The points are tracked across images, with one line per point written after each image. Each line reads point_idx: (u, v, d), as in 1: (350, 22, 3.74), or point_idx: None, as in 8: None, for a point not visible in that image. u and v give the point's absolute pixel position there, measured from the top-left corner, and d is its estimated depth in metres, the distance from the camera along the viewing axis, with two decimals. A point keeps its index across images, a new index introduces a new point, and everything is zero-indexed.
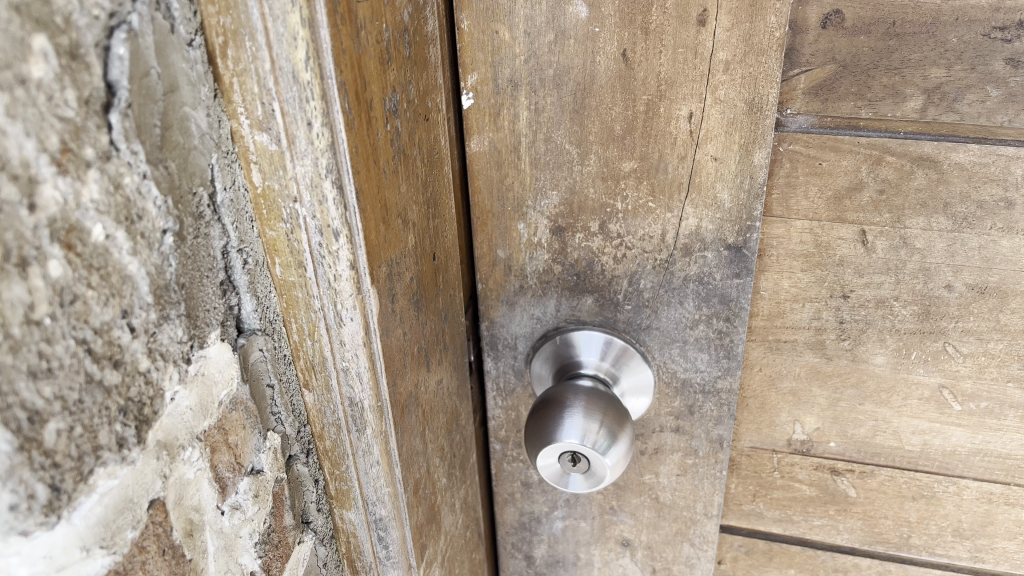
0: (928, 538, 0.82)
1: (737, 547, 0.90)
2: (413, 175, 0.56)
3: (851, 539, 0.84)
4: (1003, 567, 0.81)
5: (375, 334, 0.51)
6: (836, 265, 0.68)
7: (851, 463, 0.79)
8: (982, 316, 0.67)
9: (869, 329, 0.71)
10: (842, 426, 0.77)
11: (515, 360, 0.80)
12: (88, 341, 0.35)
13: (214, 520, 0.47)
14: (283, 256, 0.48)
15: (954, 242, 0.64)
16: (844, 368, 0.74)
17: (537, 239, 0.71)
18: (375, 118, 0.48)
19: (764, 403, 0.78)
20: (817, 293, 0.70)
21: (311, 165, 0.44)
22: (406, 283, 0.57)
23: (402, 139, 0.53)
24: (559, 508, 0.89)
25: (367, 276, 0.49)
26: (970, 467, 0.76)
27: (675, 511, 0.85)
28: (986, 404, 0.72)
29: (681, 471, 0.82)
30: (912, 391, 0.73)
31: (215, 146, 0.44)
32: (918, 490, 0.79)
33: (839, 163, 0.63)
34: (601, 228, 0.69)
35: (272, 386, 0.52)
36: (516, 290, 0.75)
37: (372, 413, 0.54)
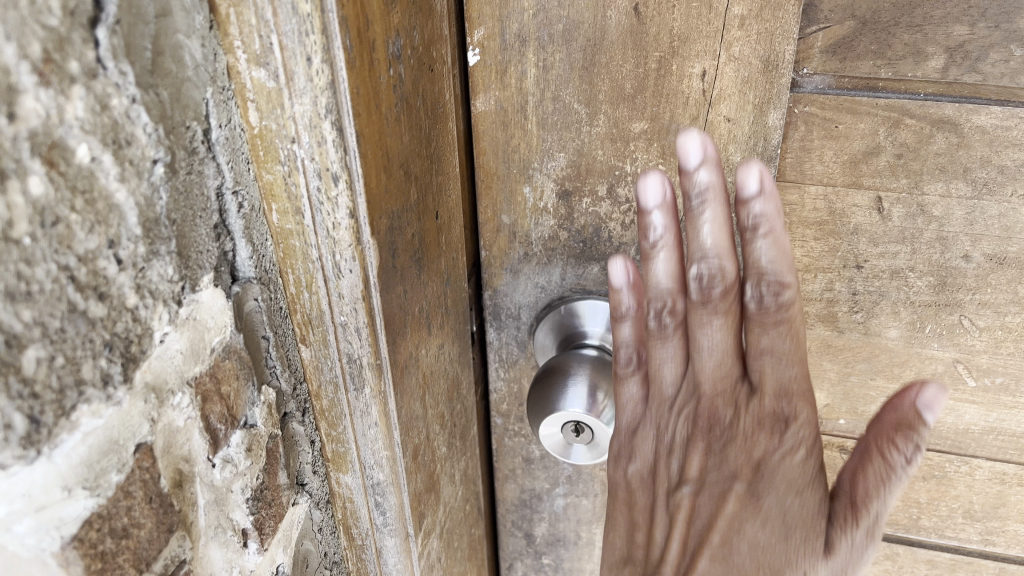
0: (938, 519, 0.80)
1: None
2: (418, 126, 0.52)
3: None
4: (1014, 550, 0.79)
5: (375, 289, 0.49)
6: (850, 233, 0.66)
7: (860, 441, 0.78)
8: (1000, 288, 0.65)
9: (883, 300, 0.69)
10: (852, 403, 0.75)
11: (518, 330, 0.78)
12: (71, 268, 0.33)
13: (205, 473, 0.45)
14: (280, 203, 0.46)
15: (973, 210, 0.63)
16: (856, 342, 0.72)
17: (543, 204, 0.70)
18: (379, 61, 0.45)
19: None
20: (830, 263, 0.68)
21: (310, 103, 0.41)
22: (408, 239, 0.54)
23: (406, 86, 0.49)
24: (562, 484, 0.88)
25: (367, 226, 0.46)
26: (984, 446, 0.74)
27: None
28: (1002, 380, 0.70)
29: None
30: (925, 365, 0.71)
31: (210, 79, 0.41)
32: (929, 470, 0.77)
33: (856, 126, 0.61)
34: (609, 192, 0.67)
35: (267, 338, 0.50)
36: (520, 257, 0.74)
37: (371, 372, 0.52)
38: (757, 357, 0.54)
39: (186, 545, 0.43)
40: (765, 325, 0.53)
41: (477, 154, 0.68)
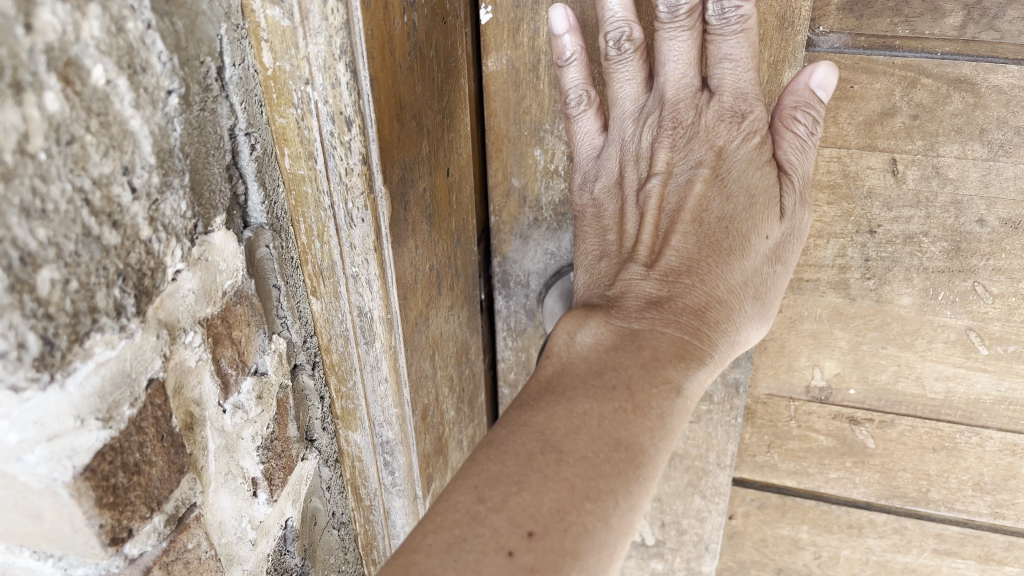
0: (947, 492, 0.80)
1: (749, 502, 0.88)
2: (429, 77, 0.51)
3: (867, 493, 0.82)
4: None
5: (386, 240, 0.49)
6: (864, 197, 0.66)
7: (870, 411, 0.77)
8: (1014, 253, 0.65)
9: (896, 267, 0.68)
10: (863, 373, 0.75)
11: (528, 299, 0.78)
12: (86, 191, 0.33)
13: (215, 418, 0.44)
14: (293, 147, 0.46)
15: (989, 172, 0.62)
16: (868, 310, 0.71)
17: (554, 166, 0.69)
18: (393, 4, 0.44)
19: (783, 347, 0.75)
20: (843, 228, 0.68)
21: (324, 43, 0.41)
22: (420, 194, 0.53)
23: (419, 35, 0.48)
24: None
25: (378, 174, 0.46)
26: (995, 417, 0.74)
27: (686, 461, 0.83)
28: (1015, 348, 0.70)
29: (695, 418, 0.80)
30: (937, 333, 0.71)
31: (224, 15, 0.40)
32: (940, 441, 0.77)
33: (872, 86, 0.61)
34: None
35: (278, 288, 0.50)
36: (529, 223, 0.73)
37: (381, 326, 0.52)
38: (717, 65, 0.58)
39: (197, 489, 0.43)
40: (726, 39, 0.57)
41: (488, 115, 0.68)
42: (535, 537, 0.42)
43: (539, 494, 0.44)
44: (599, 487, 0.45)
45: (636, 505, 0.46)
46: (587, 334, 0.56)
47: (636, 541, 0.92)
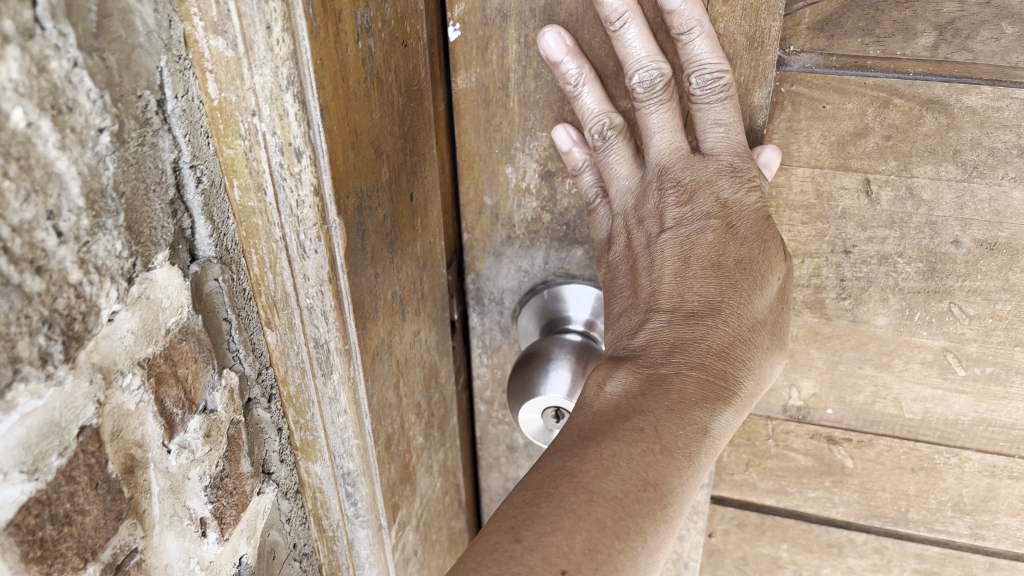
0: (926, 512, 0.79)
1: (728, 520, 0.87)
2: (386, 100, 0.51)
3: (846, 513, 0.81)
4: (1004, 545, 0.78)
5: (341, 270, 0.48)
6: (838, 217, 0.65)
7: (849, 430, 0.76)
8: (990, 274, 0.64)
9: (871, 287, 0.67)
10: (841, 392, 0.74)
11: (502, 316, 0.77)
12: (3, 240, 0.31)
13: (159, 459, 0.43)
14: (242, 178, 0.45)
15: (964, 193, 0.61)
16: (845, 330, 0.70)
17: (526, 184, 0.68)
18: (344, 31, 0.44)
19: None
20: (818, 248, 0.66)
21: (271, 74, 0.40)
22: (378, 221, 0.53)
23: (375, 61, 0.49)
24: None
25: (332, 204, 0.46)
26: (974, 438, 0.73)
27: None
28: (993, 369, 0.68)
29: None
30: (914, 354, 0.70)
31: (164, 46, 0.39)
32: (918, 461, 0.75)
33: (844, 106, 0.60)
34: None
35: (229, 321, 0.48)
36: (503, 241, 0.72)
37: (339, 357, 0.51)
38: (709, 132, 0.59)
39: (137, 535, 0.42)
40: (710, 107, 0.58)
41: (458, 133, 0.66)
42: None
43: (570, 534, 0.42)
44: (629, 526, 0.43)
45: (663, 544, 0.45)
46: (615, 383, 0.52)
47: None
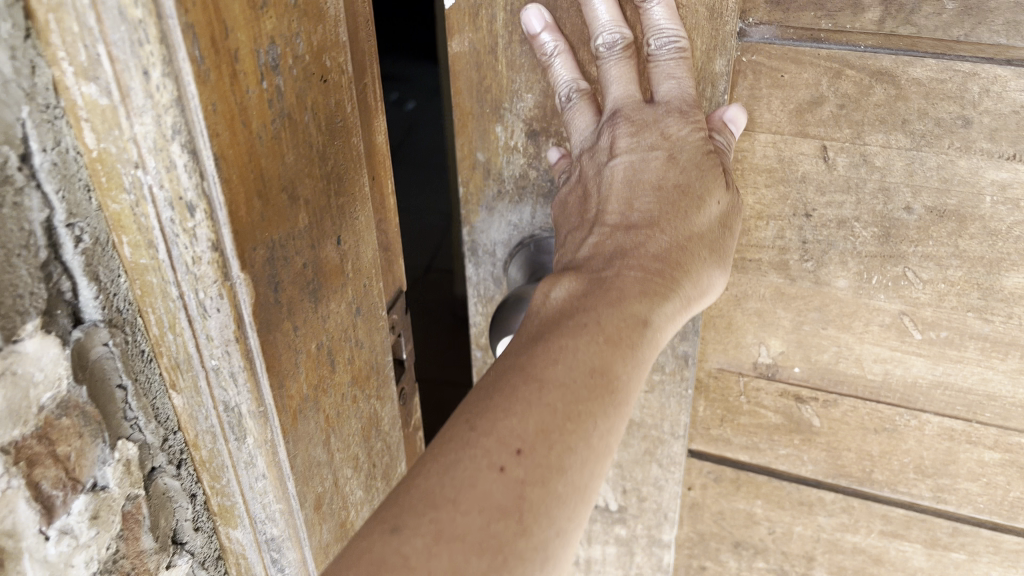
0: (890, 474, 0.82)
1: (706, 474, 0.92)
2: (306, 141, 0.52)
3: (815, 471, 0.86)
4: (965, 510, 0.81)
5: (251, 329, 0.50)
6: (799, 181, 0.69)
7: (816, 391, 0.80)
8: (941, 240, 0.68)
9: (832, 250, 0.72)
10: (807, 352, 0.78)
11: (495, 268, 0.83)
12: None
13: (34, 546, 0.49)
14: (130, 234, 0.47)
15: (913, 161, 0.65)
16: (808, 290, 0.75)
17: (514, 143, 0.75)
18: (244, 70, 0.45)
19: (730, 323, 0.80)
20: (781, 211, 0.72)
21: (152, 123, 0.42)
22: (297, 270, 0.53)
23: (286, 99, 0.49)
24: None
25: (233, 259, 0.47)
26: (932, 401, 0.76)
27: (643, 430, 0.89)
28: (947, 334, 0.72)
29: (649, 388, 0.85)
30: (873, 316, 0.74)
31: (27, 98, 0.41)
32: (880, 422, 0.80)
33: (800, 76, 0.64)
34: None
35: (124, 386, 0.52)
36: (496, 196, 0.79)
37: (253, 419, 0.54)
38: (663, 84, 0.64)
39: None
40: (664, 63, 0.63)
41: (453, 93, 0.73)
42: (523, 454, 0.44)
43: (524, 417, 0.45)
44: (580, 410, 0.46)
45: (614, 428, 0.48)
46: (560, 290, 0.56)
47: (601, 505, 0.97)
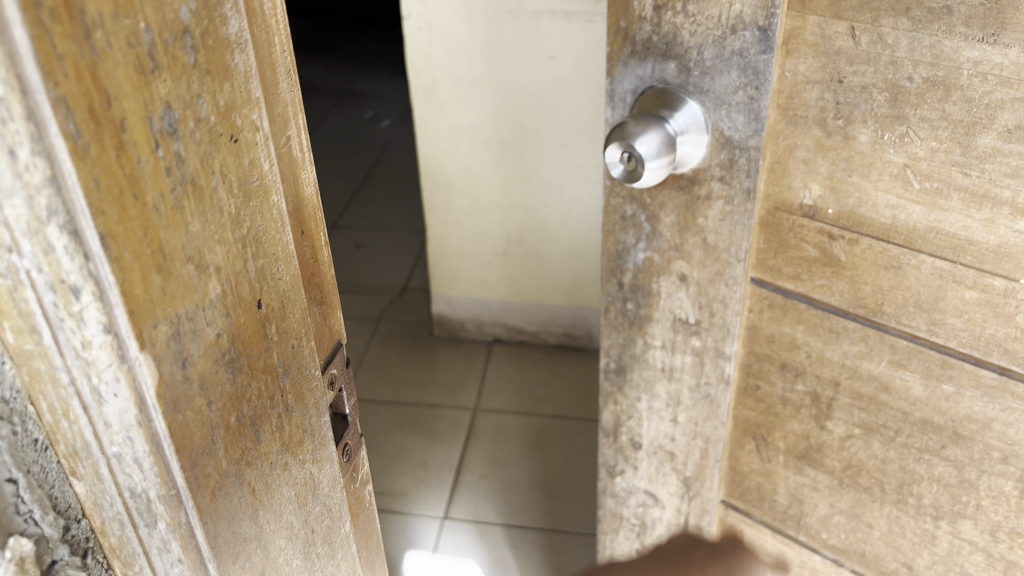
0: (896, 307, 1.06)
1: (762, 300, 1.18)
2: (213, 208, 0.50)
3: (842, 301, 1.10)
4: (951, 343, 1.03)
5: (155, 408, 0.48)
6: (835, 54, 0.96)
7: (843, 230, 1.06)
8: (932, 105, 0.92)
9: (856, 110, 0.97)
10: (840, 197, 1.04)
11: (618, 112, 1.13)
12: None
13: None
14: (12, 318, 0.45)
15: (913, 40, 0.90)
16: (837, 144, 1.01)
17: (645, 14, 1.05)
18: (133, 141, 0.43)
19: (784, 167, 1.06)
20: (822, 77, 0.98)
21: (26, 206, 0.40)
22: (208, 339, 0.51)
23: (189, 168, 0.47)
24: (647, 239, 1.21)
25: (129, 339, 0.45)
26: (926, 244, 0.99)
27: (717, 254, 1.16)
28: (938, 186, 0.95)
29: (722, 217, 1.13)
30: (885, 168, 0.98)
31: None
32: (890, 260, 1.03)
33: None
34: (683, 9, 1.02)
35: (14, 481, 0.51)
36: (627, 52, 1.09)
37: (160, 504, 0.52)
38: None
39: None
40: None
41: None
42: None
43: None
44: None
45: None
46: None
47: (681, 317, 1.25)
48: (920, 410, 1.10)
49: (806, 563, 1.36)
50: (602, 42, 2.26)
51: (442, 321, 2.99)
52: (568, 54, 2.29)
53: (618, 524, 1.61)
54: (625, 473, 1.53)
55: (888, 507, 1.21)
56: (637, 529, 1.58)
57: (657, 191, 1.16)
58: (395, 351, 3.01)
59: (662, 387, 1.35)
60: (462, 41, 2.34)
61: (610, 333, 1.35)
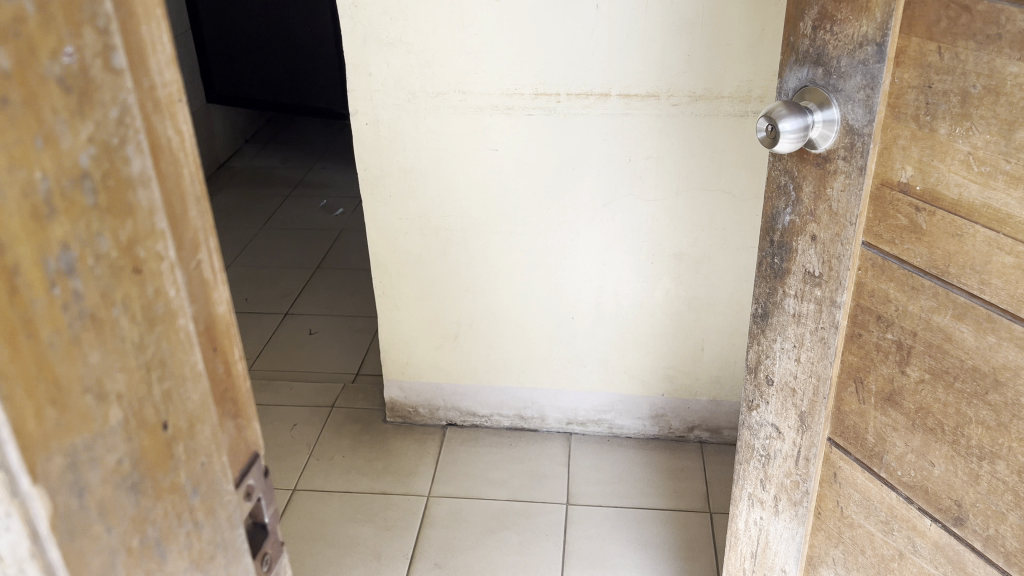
0: (960, 269, 0.78)
1: (868, 260, 0.86)
2: (116, 341, 0.33)
3: (922, 263, 0.81)
4: (1000, 303, 0.75)
5: (51, 542, 0.31)
6: (926, 66, 0.75)
7: (919, 202, 0.79)
8: (986, 111, 0.72)
9: (939, 113, 0.75)
10: (926, 170, 0.78)
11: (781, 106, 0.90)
12: None
13: None
14: None
15: (974, 55, 0.71)
16: (924, 134, 0.77)
17: (796, 11, 0.85)
18: (22, 282, 0.28)
19: (884, 148, 0.81)
20: (918, 82, 0.76)
21: None
22: (118, 468, 0.34)
23: (86, 301, 0.32)
24: (792, 202, 0.92)
25: (24, 472, 0.29)
26: (975, 213, 0.75)
27: (840, 217, 0.87)
28: (988, 169, 0.73)
29: (842, 188, 0.85)
30: (952, 151, 0.75)
31: None
32: (955, 227, 0.77)
33: (925, 11, 0.74)
34: (823, 17, 0.82)
35: None
36: (790, 60, 0.88)
37: None
38: None
39: None
40: None
41: None
42: None
43: None
44: None
45: None
46: None
47: (808, 272, 0.93)
48: (972, 358, 0.79)
49: (883, 504, 0.94)
50: (562, 136, 1.65)
51: (392, 406, 2.05)
52: (517, 146, 1.68)
53: (746, 454, 1.13)
54: (756, 403, 1.08)
55: (945, 447, 0.84)
56: (762, 461, 1.10)
57: (801, 160, 0.89)
58: (349, 435, 2.05)
59: (791, 330, 0.98)
60: (414, 133, 1.70)
61: (756, 282, 1.02)
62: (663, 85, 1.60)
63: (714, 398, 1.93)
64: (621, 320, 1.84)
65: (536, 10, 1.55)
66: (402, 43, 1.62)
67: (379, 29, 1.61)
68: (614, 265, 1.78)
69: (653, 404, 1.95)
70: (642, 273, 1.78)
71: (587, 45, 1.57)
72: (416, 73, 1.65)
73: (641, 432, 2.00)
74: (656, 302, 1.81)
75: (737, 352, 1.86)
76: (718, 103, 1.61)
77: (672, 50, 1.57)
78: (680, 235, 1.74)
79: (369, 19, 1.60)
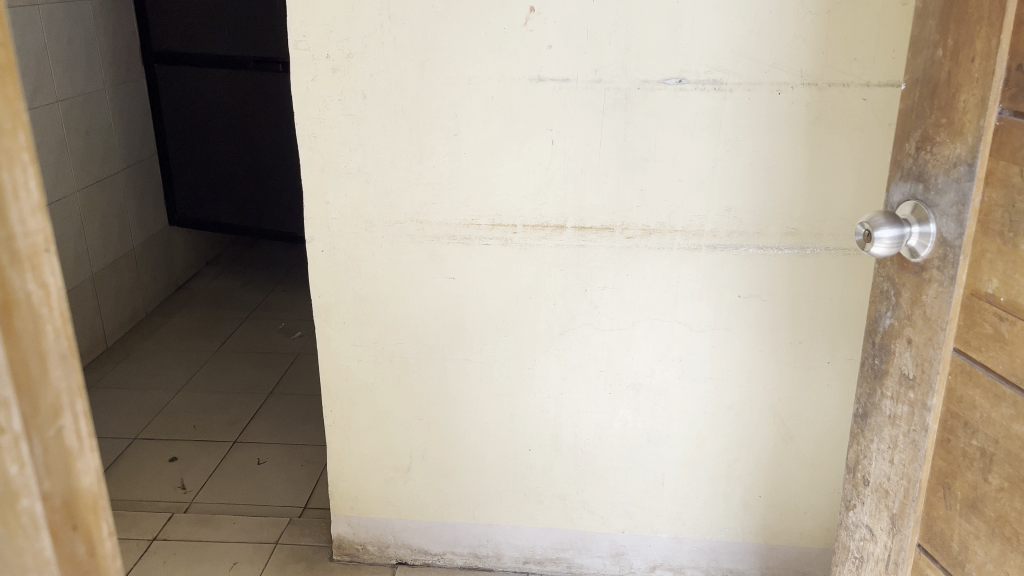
0: None
1: (958, 367, 0.82)
2: None
3: (1006, 373, 0.77)
4: None
5: None
6: (1011, 187, 0.73)
7: (1003, 312, 0.76)
8: None
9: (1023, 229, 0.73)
10: (1009, 283, 0.75)
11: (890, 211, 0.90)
12: None
13: None
14: None
15: None
16: (1008, 249, 0.75)
17: (905, 133, 0.87)
18: None
19: (973, 259, 0.79)
20: (1004, 199, 0.75)
21: None
22: None
23: None
24: (893, 306, 0.90)
25: None
26: None
27: (931, 323, 0.84)
28: None
29: (935, 296, 0.83)
30: None
31: None
32: None
33: (1012, 138, 0.73)
34: (925, 140, 0.83)
35: None
36: (897, 176, 0.88)
37: None
38: None
39: None
40: None
41: None
42: None
43: None
44: None
45: None
46: None
47: (904, 375, 0.89)
48: None
49: None
50: (517, 265, 1.66)
51: (340, 543, 1.97)
52: (475, 274, 1.68)
53: (843, 556, 1.06)
54: (853, 503, 1.02)
55: (1018, 557, 0.77)
56: (857, 564, 1.03)
57: (902, 268, 0.87)
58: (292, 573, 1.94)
59: (887, 431, 0.94)
60: (371, 259, 1.69)
61: (860, 382, 0.99)
62: (617, 219, 1.61)
63: (675, 535, 1.85)
64: (580, 450, 1.80)
65: (492, 145, 1.58)
66: (360, 172, 1.63)
67: (337, 159, 1.62)
68: (572, 394, 1.75)
69: (613, 541, 1.87)
70: (600, 403, 1.75)
71: (542, 180, 1.59)
72: (373, 204, 1.65)
73: (601, 571, 1.90)
74: (616, 434, 1.77)
75: (701, 487, 1.80)
76: (671, 236, 1.61)
77: (625, 187, 1.58)
78: (637, 365, 1.71)
79: (328, 148, 1.62)
